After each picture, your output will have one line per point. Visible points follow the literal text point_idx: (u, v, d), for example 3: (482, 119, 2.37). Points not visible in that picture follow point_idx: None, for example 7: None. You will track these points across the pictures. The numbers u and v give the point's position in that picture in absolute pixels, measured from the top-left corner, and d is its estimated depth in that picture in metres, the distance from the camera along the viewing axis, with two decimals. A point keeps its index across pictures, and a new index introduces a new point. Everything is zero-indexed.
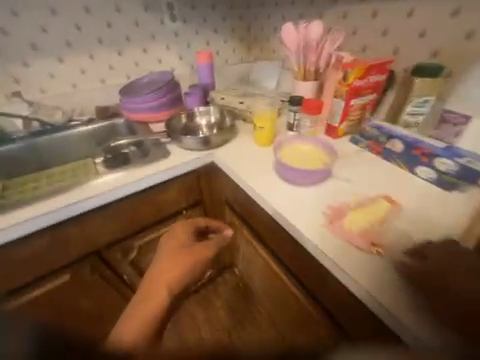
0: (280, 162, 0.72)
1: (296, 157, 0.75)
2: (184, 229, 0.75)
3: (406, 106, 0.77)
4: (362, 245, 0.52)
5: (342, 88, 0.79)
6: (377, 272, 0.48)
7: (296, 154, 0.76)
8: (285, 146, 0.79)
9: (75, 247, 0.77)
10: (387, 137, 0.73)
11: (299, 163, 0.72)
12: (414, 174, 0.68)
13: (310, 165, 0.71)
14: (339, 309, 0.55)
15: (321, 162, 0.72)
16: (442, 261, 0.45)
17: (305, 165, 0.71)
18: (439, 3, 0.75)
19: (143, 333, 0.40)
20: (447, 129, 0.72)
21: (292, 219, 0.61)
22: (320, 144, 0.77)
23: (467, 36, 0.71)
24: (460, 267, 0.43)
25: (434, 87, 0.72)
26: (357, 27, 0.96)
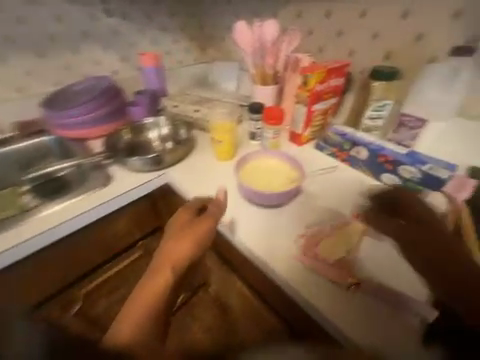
0: (243, 184, 0.63)
1: (261, 176, 0.67)
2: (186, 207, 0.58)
3: (366, 110, 0.75)
4: (334, 276, 0.49)
5: (303, 94, 0.74)
6: (350, 306, 0.46)
7: (261, 171, 0.68)
8: (248, 162, 0.70)
9: (20, 296, 0.63)
10: (351, 144, 0.70)
11: (265, 185, 0.65)
12: (380, 181, 0.66)
13: (277, 186, 0.64)
14: (289, 313, 0.56)
15: (289, 179, 0.66)
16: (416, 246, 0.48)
17: (271, 187, 0.64)
18: (388, 5, 0.74)
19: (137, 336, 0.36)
20: (404, 133, 0.70)
21: (262, 252, 0.54)
22: (285, 157, 0.70)
23: (416, 39, 0.72)
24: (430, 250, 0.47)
25: (391, 92, 0.71)
26: (312, 27, 0.92)
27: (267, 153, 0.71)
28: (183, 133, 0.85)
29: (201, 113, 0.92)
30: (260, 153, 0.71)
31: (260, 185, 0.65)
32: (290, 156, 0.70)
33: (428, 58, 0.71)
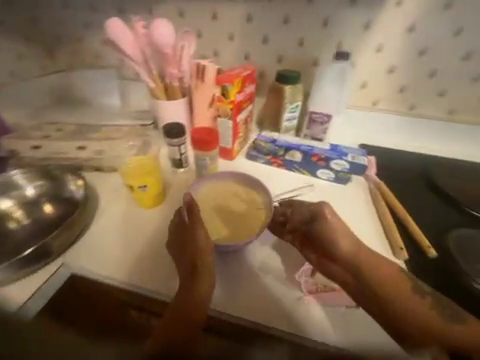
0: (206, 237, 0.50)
1: (219, 214, 0.57)
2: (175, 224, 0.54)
3: (284, 112, 0.77)
4: (329, 301, 0.52)
5: (225, 106, 0.66)
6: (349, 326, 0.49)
7: (220, 207, 0.58)
8: (202, 191, 0.61)
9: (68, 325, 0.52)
10: (285, 150, 0.71)
11: (227, 227, 0.55)
12: (318, 177, 0.70)
13: (244, 228, 0.56)
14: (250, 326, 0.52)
15: (258, 214, 0.58)
16: (370, 256, 0.48)
17: (235, 231, 0.55)
18: (270, 11, 0.77)
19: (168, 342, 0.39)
20: (317, 128, 0.78)
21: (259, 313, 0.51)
22: (235, 185, 0.62)
23: (299, 43, 0.80)
24: (370, 256, 0.48)
25: (298, 93, 0.76)
26: (201, 29, 0.83)
27: (221, 178, 0.62)
28: (77, 191, 0.60)
29: (88, 148, 0.70)
30: (211, 178, 0.62)
31: (222, 230, 0.55)
32: (246, 174, 0.62)
33: (313, 60, 0.81)
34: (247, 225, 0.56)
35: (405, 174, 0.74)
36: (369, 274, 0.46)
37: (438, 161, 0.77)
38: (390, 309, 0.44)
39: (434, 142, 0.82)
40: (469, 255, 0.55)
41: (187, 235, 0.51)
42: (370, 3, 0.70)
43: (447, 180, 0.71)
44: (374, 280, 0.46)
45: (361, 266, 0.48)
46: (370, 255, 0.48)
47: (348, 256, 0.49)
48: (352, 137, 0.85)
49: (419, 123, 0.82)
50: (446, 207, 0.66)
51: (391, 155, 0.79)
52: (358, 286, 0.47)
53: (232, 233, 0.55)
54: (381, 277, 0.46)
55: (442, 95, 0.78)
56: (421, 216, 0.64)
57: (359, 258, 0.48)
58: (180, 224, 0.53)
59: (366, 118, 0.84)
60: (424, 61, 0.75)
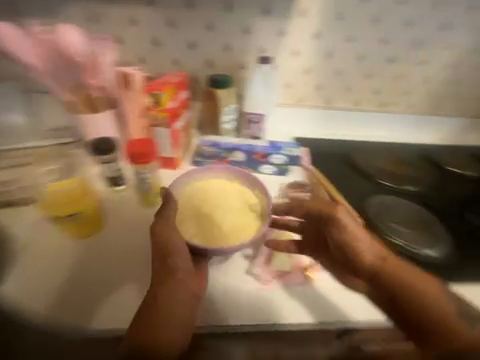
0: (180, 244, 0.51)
1: (205, 221, 0.58)
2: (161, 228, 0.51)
3: (221, 115, 0.80)
4: (286, 284, 0.61)
5: (159, 114, 0.65)
6: (312, 305, 0.59)
7: (206, 214, 0.59)
8: (185, 198, 0.61)
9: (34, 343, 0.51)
10: (228, 151, 0.74)
11: (213, 236, 0.57)
12: (262, 173, 0.73)
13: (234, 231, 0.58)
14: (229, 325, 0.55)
15: (253, 219, 0.60)
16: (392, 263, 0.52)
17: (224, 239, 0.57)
18: (192, 17, 0.78)
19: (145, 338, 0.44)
20: (254, 128, 0.84)
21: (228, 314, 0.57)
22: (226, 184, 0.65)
23: (226, 49, 0.83)
24: (394, 263, 0.52)
25: (231, 96, 0.79)
26: (121, 34, 0.78)
27: (191, 175, 0.64)
28: None
29: None
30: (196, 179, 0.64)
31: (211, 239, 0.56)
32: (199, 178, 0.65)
33: (241, 64, 0.85)
34: (235, 226, 0.58)
35: (331, 159, 0.87)
36: (382, 274, 0.52)
37: (355, 145, 0.93)
38: (406, 307, 0.49)
39: (350, 129, 0.98)
40: (382, 215, 0.71)
41: (167, 238, 0.50)
42: (281, 12, 0.79)
43: (362, 158, 0.87)
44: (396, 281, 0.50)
45: (385, 271, 0.51)
46: (392, 262, 0.52)
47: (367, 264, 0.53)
48: (287, 132, 0.94)
49: (336, 114, 0.97)
50: (363, 180, 0.82)
51: (319, 144, 0.91)
52: (381, 292, 0.51)
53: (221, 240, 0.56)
54: (401, 280, 0.50)
55: (349, 90, 0.95)
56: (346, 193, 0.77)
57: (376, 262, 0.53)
58: (161, 230, 0.51)
59: (295, 114, 0.95)
60: (332, 62, 0.88)
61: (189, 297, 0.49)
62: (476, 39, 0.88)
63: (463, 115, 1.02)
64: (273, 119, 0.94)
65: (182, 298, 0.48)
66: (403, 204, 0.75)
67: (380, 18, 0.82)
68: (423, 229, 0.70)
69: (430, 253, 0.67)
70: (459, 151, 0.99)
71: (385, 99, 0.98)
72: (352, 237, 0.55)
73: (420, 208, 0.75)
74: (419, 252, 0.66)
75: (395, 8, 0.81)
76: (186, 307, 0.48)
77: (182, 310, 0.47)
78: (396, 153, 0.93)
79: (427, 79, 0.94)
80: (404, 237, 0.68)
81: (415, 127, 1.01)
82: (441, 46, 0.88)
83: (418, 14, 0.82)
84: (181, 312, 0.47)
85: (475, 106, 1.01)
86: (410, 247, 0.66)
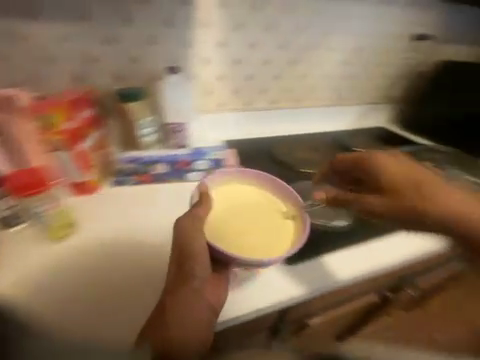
0: (199, 246, 0.54)
1: (243, 231, 0.61)
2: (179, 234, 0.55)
3: (137, 130, 0.77)
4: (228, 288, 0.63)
5: (53, 137, 0.63)
6: (254, 297, 0.64)
7: (240, 222, 0.63)
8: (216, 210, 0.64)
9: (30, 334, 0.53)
10: (149, 164, 0.72)
11: (252, 246, 0.60)
12: (190, 181, 0.75)
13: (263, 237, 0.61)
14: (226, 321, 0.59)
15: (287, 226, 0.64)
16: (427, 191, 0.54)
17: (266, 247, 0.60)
18: (86, 30, 0.74)
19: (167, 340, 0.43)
20: (179, 137, 0.83)
21: None
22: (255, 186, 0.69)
23: (133, 60, 0.81)
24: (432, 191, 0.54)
25: (145, 109, 0.78)
26: (5, 52, 0.70)
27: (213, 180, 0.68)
28: None
29: None
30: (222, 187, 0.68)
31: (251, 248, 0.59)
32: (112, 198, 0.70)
33: (153, 75, 0.84)
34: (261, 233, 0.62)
35: (258, 156, 0.94)
36: (426, 205, 0.53)
37: (278, 140, 1.03)
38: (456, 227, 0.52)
39: (272, 127, 1.08)
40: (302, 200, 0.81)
41: (184, 243, 0.54)
42: (184, 23, 0.81)
43: (283, 153, 0.97)
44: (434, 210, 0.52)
45: (426, 202, 0.53)
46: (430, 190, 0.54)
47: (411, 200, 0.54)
48: (215, 137, 0.98)
49: (258, 114, 1.06)
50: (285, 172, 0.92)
51: (245, 144, 0.98)
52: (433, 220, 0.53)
53: (264, 249, 0.60)
54: (438, 206, 0.53)
55: (265, 91, 1.04)
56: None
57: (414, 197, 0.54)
58: (183, 238, 0.54)
59: (221, 119, 0.99)
60: (243, 68, 0.95)
61: (205, 306, 0.52)
62: (356, 39, 1.05)
63: (362, 101, 1.22)
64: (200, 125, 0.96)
65: (198, 307, 0.51)
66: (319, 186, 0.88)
67: (275, 27, 0.92)
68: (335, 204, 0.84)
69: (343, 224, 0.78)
70: (362, 133, 1.18)
71: (297, 96, 1.10)
72: (403, 180, 0.56)
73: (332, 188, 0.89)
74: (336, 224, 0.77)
75: (285, 18, 0.92)
76: (201, 313, 0.51)
77: (198, 315, 0.51)
78: (312, 142, 1.07)
79: (327, 75, 1.09)
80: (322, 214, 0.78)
81: (325, 117, 1.17)
82: (331, 49, 1.04)
83: (306, 22, 0.95)
84: (195, 316, 0.50)
85: (369, 95, 1.22)
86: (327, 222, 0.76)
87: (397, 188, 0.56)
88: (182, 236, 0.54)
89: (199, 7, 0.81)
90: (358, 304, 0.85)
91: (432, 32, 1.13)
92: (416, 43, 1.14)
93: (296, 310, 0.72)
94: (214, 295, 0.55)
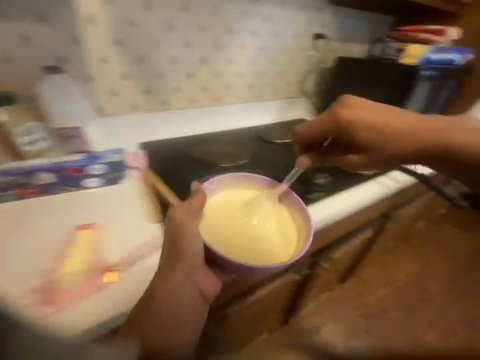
0: (193, 244, 0.52)
1: (233, 231, 0.65)
2: (176, 219, 0.54)
3: (15, 138, 0.69)
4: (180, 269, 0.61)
5: None
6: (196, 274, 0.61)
7: (243, 227, 0.67)
8: (211, 208, 0.68)
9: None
10: (29, 175, 0.64)
11: (237, 250, 0.63)
12: (87, 187, 0.71)
13: (263, 243, 0.66)
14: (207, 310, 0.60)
15: (288, 231, 0.70)
16: (425, 131, 0.62)
17: (245, 254, 0.63)
18: None
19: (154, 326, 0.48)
20: (75, 142, 0.76)
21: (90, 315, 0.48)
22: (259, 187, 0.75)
23: (7, 60, 0.74)
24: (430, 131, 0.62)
25: (26, 115, 0.73)
26: None
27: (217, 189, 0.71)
28: None
29: None
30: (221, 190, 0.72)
31: (232, 250, 0.62)
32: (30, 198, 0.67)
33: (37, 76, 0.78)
34: (264, 240, 0.66)
35: (167, 155, 0.90)
36: (428, 144, 0.62)
37: (195, 137, 1.04)
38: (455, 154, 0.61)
39: (190, 125, 1.08)
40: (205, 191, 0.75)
41: (179, 227, 0.53)
42: (64, 22, 0.76)
43: (198, 150, 0.95)
44: (433, 146, 0.62)
45: (424, 138, 0.63)
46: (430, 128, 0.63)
47: (410, 141, 0.63)
48: (129, 140, 0.96)
49: (175, 114, 1.08)
50: (202, 169, 0.89)
51: (162, 146, 0.95)
52: (432, 153, 0.62)
53: (243, 255, 0.62)
54: (434, 139, 0.62)
55: (178, 90, 1.05)
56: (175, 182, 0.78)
57: (413, 137, 0.63)
58: (179, 224, 0.53)
59: (132, 120, 0.99)
60: (146, 67, 0.94)
61: (190, 294, 0.53)
62: (262, 38, 1.12)
63: (277, 92, 1.34)
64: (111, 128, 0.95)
65: (184, 295, 0.52)
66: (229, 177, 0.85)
67: (172, 25, 0.91)
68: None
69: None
70: (282, 124, 1.26)
71: (213, 93, 1.15)
72: (396, 132, 0.64)
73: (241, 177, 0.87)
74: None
75: (182, 16, 0.91)
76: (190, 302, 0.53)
77: (188, 304, 0.53)
78: (235, 138, 1.09)
79: (239, 73, 1.16)
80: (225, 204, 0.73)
81: (245, 112, 1.24)
82: (237, 47, 1.08)
83: (206, 20, 0.96)
84: (184, 308, 0.52)
85: (283, 90, 1.35)
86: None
87: (362, 128, 0.66)
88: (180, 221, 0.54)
89: (79, 4, 0.76)
90: (280, 283, 0.91)
91: (327, 31, 1.27)
92: (315, 41, 1.26)
93: (212, 303, 0.73)
94: (204, 281, 0.58)
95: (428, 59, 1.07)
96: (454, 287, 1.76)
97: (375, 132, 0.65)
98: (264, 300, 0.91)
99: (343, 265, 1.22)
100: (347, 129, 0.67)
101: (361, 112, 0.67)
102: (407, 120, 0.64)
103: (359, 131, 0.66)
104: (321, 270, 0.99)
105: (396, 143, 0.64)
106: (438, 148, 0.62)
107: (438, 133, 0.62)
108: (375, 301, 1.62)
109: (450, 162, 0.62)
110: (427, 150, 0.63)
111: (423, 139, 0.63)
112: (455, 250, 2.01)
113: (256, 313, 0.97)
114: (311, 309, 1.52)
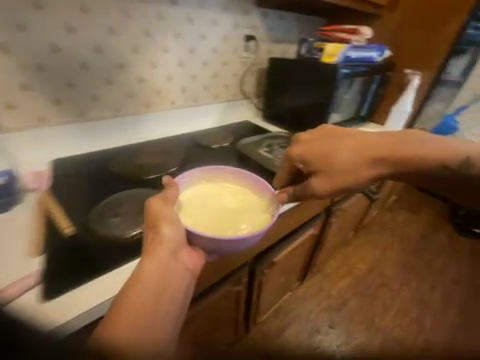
0: (171, 228, 0.57)
1: (209, 214, 0.68)
2: (159, 202, 0.60)
3: None
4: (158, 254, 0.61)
5: None
6: None
7: (218, 209, 0.70)
8: (187, 198, 0.71)
9: None
10: None
11: (214, 227, 0.65)
12: None
13: (239, 220, 0.68)
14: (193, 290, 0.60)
15: (259, 207, 0.73)
16: (389, 144, 0.65)
17: (231, 228, 0.65)
18: None
19: (139, 300, 0.48)
20: None
21: (68, 302, 0.48)
22: (229, 175, 0.79)
23: None
24: (396, 145, 0.65)
25: None
26: None
27: (191, 175, 0.74)
28: None
29: None
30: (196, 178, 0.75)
31: (214, 229, 0.64)
32: None
33: None
34: (240, 216, 0.69)
35: (81, 173, 0.83)
36: (396, 155, 0.64)
37: (122, 150, 0.99)
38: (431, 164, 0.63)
39: (118, 135, 1.05)
40: (105, 215, 0.64)
41: (160, 211, 0.58)
42: None
43: (118, 164, 0.87)
44: (401, 157, 0.64)
45: (393, 150, 0.64)
46: (393, 140, 0.66)
47: (380, 155, 0.65)
48: (42, 159, 0.89)
49: (97, 124, 0.99)
50: (121, 184, 0.80)
51: (81, 164, 0.88)
52: (406, 168, 0.64)
53: (224, 231, 0.64)
54: (405, 153, 0.64)
55: (97, 98, 0.96)
56: (80, 201, 0.70)
57: (383, 151, 0.65)
58: (161, 207, 0.59)
59: (44, 136, 0.89)
60: (49, 75, 0.84)
61: (175, 271, 0.55)
62: (189, 40, 1.08)
63: (218, 96, 1.32)
64: (12, 146, 0.84)
65: (167, 272, 0.54)
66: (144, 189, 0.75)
67: (76, 28, 0.83)
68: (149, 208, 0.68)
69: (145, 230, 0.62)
70: (223, 128, 1.27)
71: (141, 99, 1.07)
72: (359, 148, 0.67)
73: (163, 185, 0.79)
74: (137, 232, 0.61)
75: (87, 18, 0.83)
76: (173, 282, 0.54)
77: (172, 285, 0.53)
78: (169, 146, 1.04)
79: (170, 78, 1.11)
80: (124, 225, 0.62)
81: (182, 117, 1.22)
82: (161, 50, 1.02)
83: (118, 22, 0.89)
84: (168, 288, 0.52)
85: (222, 93, 1.33)
86: (126, 234, 0.60)
87: (328, 154, 0.68)
88: (162, 204, 0.60)
89: None
90: (220, 297, 0.85)
91: (257, 33, 1.28)
92: (247, 43, 1.26)
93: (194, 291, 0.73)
94: (192, 260, 0.59)
95: (346, 58, 1.12)
96: (407, 269, 1.86)
97: (324, 161, 0.68)
98: (205, 317, 0.85)
99: (294, 265, 1.21)
100: (308, 161, 0.71)
101: (312, 144, 0.72)
102: (375, 137, 0.67)
103: (323, 153, 0.69)
104: (265, 274, 0.97)
105: (368, 159, 0.66)
106: (404, 160, 0.64)
107: (407, 149, 0.64)
108: (337, 294, 1.64)
109: (424, 174, 0.64)
110: (400, 162, 0.64)
111: (391, 153, 0.64)
112: (406, 234, 2.15)
113: (202, 331, 0.90)
114: (273, 311, 1.52)
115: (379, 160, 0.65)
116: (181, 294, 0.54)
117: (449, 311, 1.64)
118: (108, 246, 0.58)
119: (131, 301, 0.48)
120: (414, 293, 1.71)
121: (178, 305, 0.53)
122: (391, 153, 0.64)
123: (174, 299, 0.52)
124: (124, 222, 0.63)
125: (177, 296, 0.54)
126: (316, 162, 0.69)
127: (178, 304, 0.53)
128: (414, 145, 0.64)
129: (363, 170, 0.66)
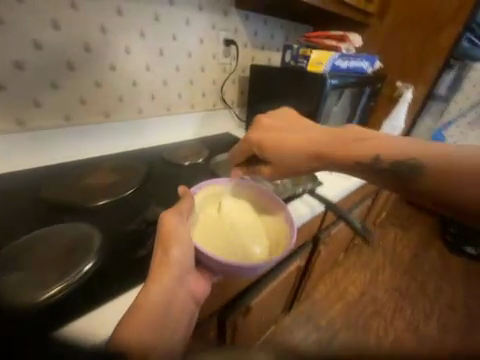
0: (181, 250, 0.50)
1: (223, 232, 0.61)
2: (173, 215, 0.55)
3: None
4: None
5: None
6: None
7: (234, 229, 0.62)
8: (203, 210, 0.65)
9: None
10: None
11: (224, 248, 0.57)
12: None
13: (253, 244, 0.60)
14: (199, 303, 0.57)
15: (279, 231, 0.64)
16: (343, 143, 0.60)
17: (242, 252, 0.57)
18: None
19: (152, 309, 0.45)
20: None
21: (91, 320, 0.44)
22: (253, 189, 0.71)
23: None
24: (356, 144, 0.59)
25: None
26: None
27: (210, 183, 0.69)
28: None
29: None
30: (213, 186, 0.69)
31: (224, 249, 0.57)
32: None
33: None
34: (256, 240, 0.61)
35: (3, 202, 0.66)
36: (349, 155, 0.58)
37: (70, 167, 0.82)
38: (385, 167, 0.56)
39: (69, 149, 0.89)
40: (8, 270, 0.46)
41: (171, 230, 0.52)
42: None
43: (55, 189, 0.70)
44: (354, 158, 0.58)
45: (346, 148, 0.59)
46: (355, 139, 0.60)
47: (334, 150, 0.59)
48: None
49: (41, 136, 0.83)
50: (51, 214, 0.63)
51: (9, 188, 0.71)
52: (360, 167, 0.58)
53: (233, 253, 0.56)
54: (362, 153, 0.57)
55: (40, 105, 0.80)
56: None
57: (334, 147, 0.59)
58: (176, 224, 0.53)
59: None
60: None
61: (185, 285, 0.52)
62: (158, 41, 0.94)
63: (196, 106, 1.19)
64: None
65: (177, 285, 0.50)
66: (79, 224, 0.57)
67: (5, 19, 0.67)
68: (76, 253, 0.50)
69: (64, 290, 0.44)
70: (200, 141, 1.13)
71: (99, 107, 0.92)
72: (314, 141, 0.62)
73: (106, 216, 0.64)
74: (50, 294, 0.43)
75: (20, 6, 0.67)
76: (182, 294, 0.51)
77: (176, 305, 0.49)
78: (127, 163, 0.86)
79: (135, 83, 0.96)
80: (30, 284, 0.44)
81: (151, 128, 1.06)
82: (123, 50, 0.88)
83: (63, 15, 0.74)
84: (172, 307, 0.48)
85: (199, 102, 1.19)
86: (38, 297, 0.42)
87: (278, 141, 0.64)
88: (180, 220, 0.55)
89: None
90: None
91: (238, 37, 1.16)
92: (226, 47, 1.14)
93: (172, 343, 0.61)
94: (195, 286, 0.56)
95: (335, 67, 1.02)
96: (399, 292, 1.75)
97: (275, 151, 0.64)
98: None
99: (277, 300, 1.06)
100: (264, 149, 0.65)
101: (271, 132, 0.66)
102: (331, 133, 0.62)
103: (276, 140, 0.64)
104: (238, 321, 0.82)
105: (313, 150, 0.61)
106: (357, 159, 0.58)
107: (363, 152, 0.57)
108: (327, 323, 1.49)
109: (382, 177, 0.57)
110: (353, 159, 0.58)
111: (343, 150, 0.59)
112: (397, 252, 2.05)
113: None
114: None
115: (325, 155, 0.60)
116: (187, 303, 0.53)
117: (445, 339, 1.53)
118: (4, 320, 0.41)
119: (138, 317, 0.43)
120: (408, 320, 1.59)
121: (177, 323, 0.49)
122: (343, 152, 0.59)
123: (181, 307, 0.51)
124: (35, 280, 0.45)
125: (185, 304, 0.52)
126: (270, 152, 0.64)
127: (182, 314, 0.51)
128: (376, 149, 0.57)
129: (308, 163, 0.62)
